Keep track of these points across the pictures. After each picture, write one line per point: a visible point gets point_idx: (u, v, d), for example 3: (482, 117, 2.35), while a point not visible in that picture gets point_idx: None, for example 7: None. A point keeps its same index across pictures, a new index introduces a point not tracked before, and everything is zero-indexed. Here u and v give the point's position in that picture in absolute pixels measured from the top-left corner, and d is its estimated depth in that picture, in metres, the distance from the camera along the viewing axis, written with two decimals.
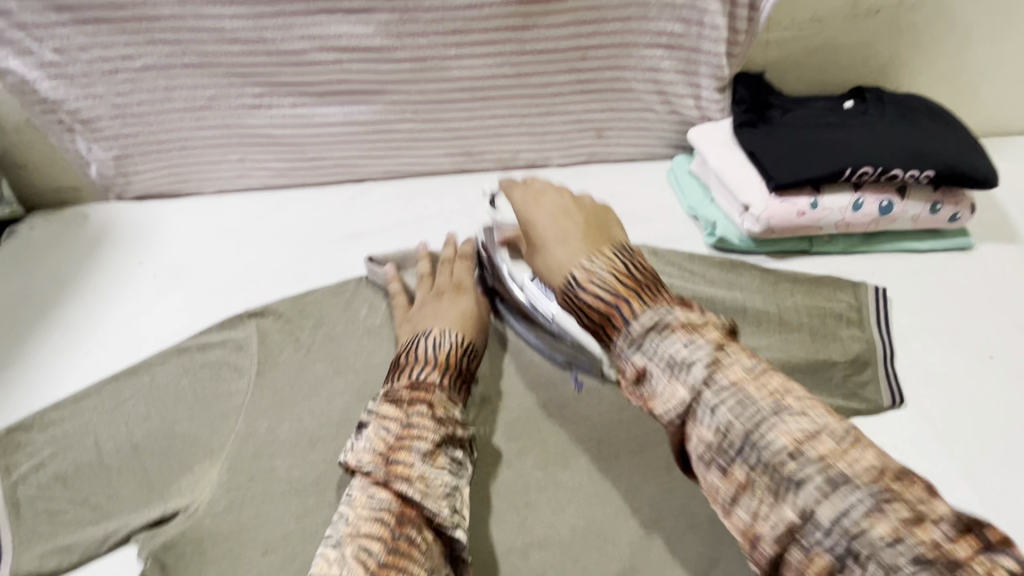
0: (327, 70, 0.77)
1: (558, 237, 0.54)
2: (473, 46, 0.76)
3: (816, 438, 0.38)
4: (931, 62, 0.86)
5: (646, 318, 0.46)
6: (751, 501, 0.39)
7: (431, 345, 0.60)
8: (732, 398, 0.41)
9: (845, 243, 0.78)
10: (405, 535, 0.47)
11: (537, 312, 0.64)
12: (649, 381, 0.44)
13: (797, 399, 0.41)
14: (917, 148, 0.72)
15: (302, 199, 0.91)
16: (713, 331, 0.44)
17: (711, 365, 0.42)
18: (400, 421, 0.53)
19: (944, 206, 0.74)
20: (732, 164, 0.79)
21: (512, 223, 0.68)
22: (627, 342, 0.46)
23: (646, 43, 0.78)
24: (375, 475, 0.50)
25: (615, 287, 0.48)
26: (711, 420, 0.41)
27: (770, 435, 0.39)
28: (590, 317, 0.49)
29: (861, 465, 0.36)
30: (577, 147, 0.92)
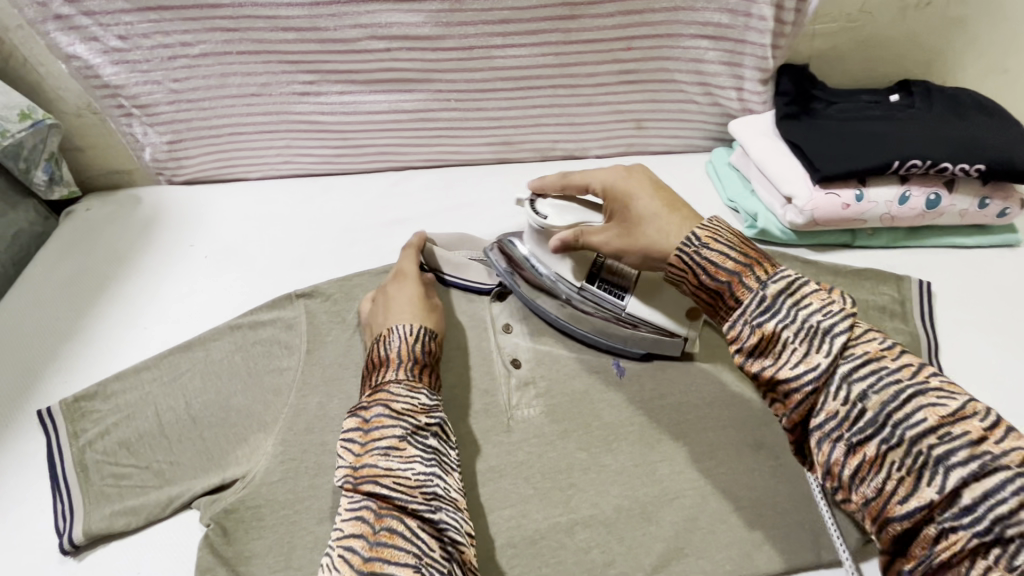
0: (376, 58, 0.79)
1: (662, 208, 0.56)
2: (520, 36, 0.77)
3: (962, 419, 0.39)
4: (980, 56, 0.85)
5: (777, 282, 0.47)
6: (885, 470, 0.40)
7: (387, 345, 0.61)
8: (870, 370, 0.42)
9: (889, 237, 0.77)
10: (383, 528, 0.46)
11: (592, 304, 0.64)
12: (778, 347, 0.45)
13: (915, 371, 0.42)
14: (969, 141, 0.71)
15: (346, 186, 0.93)
16: (846, 305, 0.45)
17: (848, 337, 0.43)
18: (361, 427, 0.54)
19: (993, 200, 0.74)
20: (775, 156, 0.79)
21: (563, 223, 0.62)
22: (752, 304, 0.47)
23: (691, 34, 0.78)
24: (348, 484, 0.50)
25: (739, 249, 0.49)
26: (844, 393, 0.42)
27: (909, 408, 0.40)
28: (712, 275, 0.50)
29: (983, 438, 0.38)
30: (616, 137, 0.92)
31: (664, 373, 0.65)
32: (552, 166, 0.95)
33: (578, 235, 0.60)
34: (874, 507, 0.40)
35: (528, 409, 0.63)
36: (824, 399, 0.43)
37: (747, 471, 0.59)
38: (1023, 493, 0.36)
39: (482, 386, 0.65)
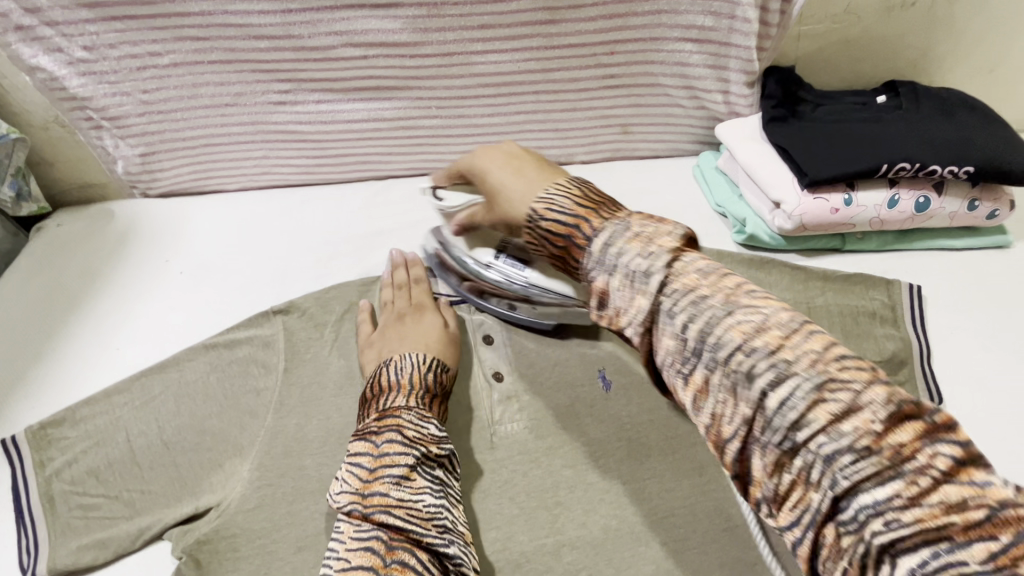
0: (352, 66, 0.77)
1: (517, 173, 0.52)
2: (500, 41, 0.75)
3: (765, 331, 0.34)
4: (967, 55, 0.84)
5: (606, 235, 0.43)
6: (714, 394, 0.36)
7: (395, 371, 0.60)
8: (688, 301, 0.37)
9: (878, 241, 0.76)
10: (395, 561, 0.45)
11: (501, 280, 0.64)
12: (610, 299, 0.41)
13: (734, 293, 0.37)
14: (957, 144, 0.70)
15: (326, 196, 0.91)
16: (669, 240, 0.41)
17: (666, 272, 0.38)
18: (370, 453, 0.52)
19: (982, 203, 0.72)
20: (763, 160, 0.77)
21: (457, 206, 0.65)
22: (590, 260, 0.43)
23: (675, 37, 0.76)
24: (354, 512, 0.48)
25: (573, 211, 0.45)
26: (674, 324, 0.38)
27: (722, 329, 0.35)
28: (553, 243, 0.46)
29: (789, 347, 0.33)
30: (601, 142, 0.91)
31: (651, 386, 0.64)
32: None
33: (471, 218, 0.62)
34: (712, 434, 0.36)
35: (512, 425, 0.61)
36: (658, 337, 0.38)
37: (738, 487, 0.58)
38: (811, 397, 0.31)
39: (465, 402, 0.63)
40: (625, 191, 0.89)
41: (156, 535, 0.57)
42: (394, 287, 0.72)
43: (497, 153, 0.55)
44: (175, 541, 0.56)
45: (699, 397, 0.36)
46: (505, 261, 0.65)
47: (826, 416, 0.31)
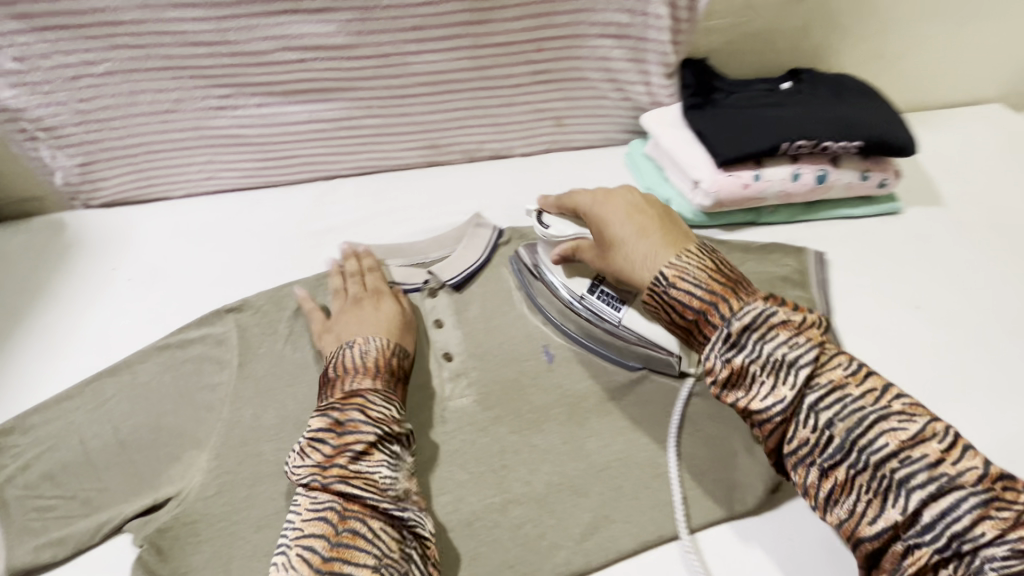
0: (290, 69, 0.79)
1: (640, 233, 0.61)
2: (433, 41, 0.79)
3: (905, 438, 0.46)
4: (857, 43, 0.93)
5: (742, 318, 0.52)
6: (855, 490, 0.47)
7: (357, 353, 0.64)
8: (836, 399, 0.49)
9: (787, 213, 0.84)
10: (348, 529, 0.49)
11: (593, 315, 0.69)
12: (750, 382, 0.51)
13: (878, 395, 0.48)
14: (847, 121, 0.78)
15: (274, 198, 0.93)
16: (812, 331, 0.52)
17: (813, 367, 0.50)
18: (334, 430, 0.55)
19: (873, 174, 0.81)
20: (682, 145, 0.85)
21: (564, 235, 0.70)
22: (722, 340, 0.53)
23: (596, 33, 0.82)
24: (312, 484, 0.51)
25: (708, 285, 0.55)
26: (811, 422, 0.49)
27: (872, 434, 0.47)
28: (682, 313, 0.56)
29: (942, 459, 0.45)
30: (538, 135, 0.96)
31: (591, 355, 0.70)
32: (480, 166, 0.98)
33: (575, 249, 0.69)
34: (847, 527, 0.47)
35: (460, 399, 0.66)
36: (797, 429, 0.50)
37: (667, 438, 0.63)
38: (978, 512, 0.43)
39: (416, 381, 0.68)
40: (561, 181, 0.95)
41: (115, 528, 0.58)
42: (345, 275, 0.75)
43: (622, 204, 0.65)
44: (134, 531, 0.58)
45: (836, 490, 0.48)
46: (598, 296, 0.68)
47: (992, 528, 0.42)
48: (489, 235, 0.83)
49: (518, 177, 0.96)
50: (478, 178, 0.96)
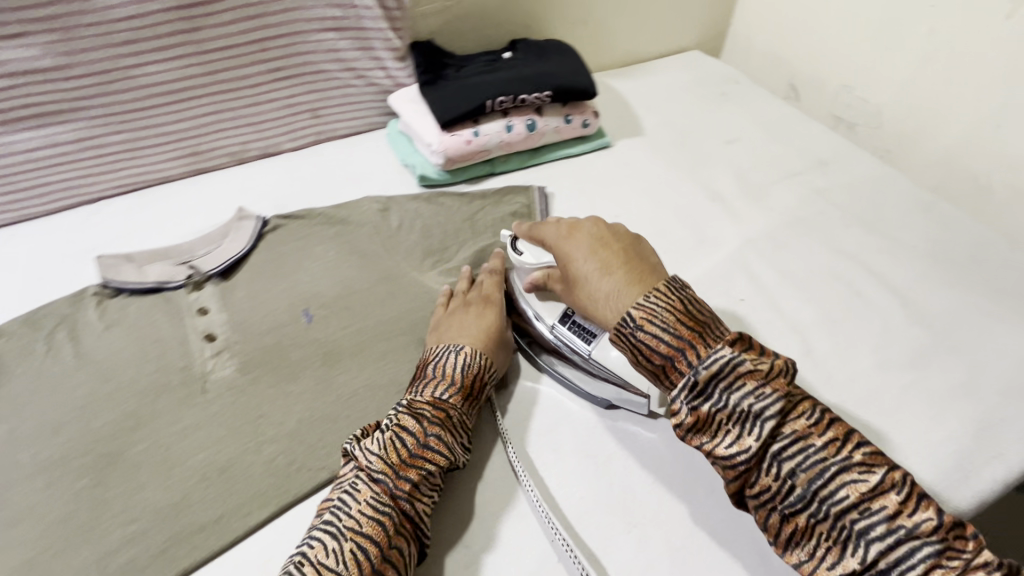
0: (4, 96, 0.80)
1: (602, 270, 0.65)
2: (152, 52, 0.85)
3: (879, 494, 0.50)
4: (558, 12, 1.11)
5: (708, 367, 0.54)
6: (815, 537, 0.51)
7: (460, 364, 0.66)
8: (798, 448, 0.52)
9: (517, 160, 0.98)
10: (393, 545, 0.54)
11: (562, 345, 0.72)
12: (711, 425, 0.55)
13: (838, 446, 0.52)
14: (539, 76, 0.94)
15: (30, 229, 0.91)
16: (780, 379, 0.55)
17: (776, 421, 0.53)
18: (416, 436, 0.59)
19: (574, 116, 0.98)
20: (418, 117, 0.97)
21: (537, 263, 0.75)
22: (687, 391, 0.55)
23: (315, 28, 0.92)
24: (384, 484, 0.56)
25: (674, 332, 0.57)
26: (775, 471, 0.52)
27: (835, 486, 0.50)
28: (650, 357, 0.58)
29: (897, 511, 0.49)
30: (300, 129, 1.03)
31: (347, 311, 0.79)
32: (251, 166, 1.03)
33: (546, 278, 0.73)
34: (807, 567, 0.51)
35: (221, 368, 0.72)
36: (759, 475, 0.53)
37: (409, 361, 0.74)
38: (930, 562, 0.47)
39: (181, 364, 0.73)
40: (328, 167, 1.03)
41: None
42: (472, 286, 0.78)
43: (585, 237, 0.68)
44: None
45: (796, 533, 0.52)
46: (565, 328, 0.72)
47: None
48: (253, 225, 0.89)
49: (288, 170, 1.02)
50: (248, 177, 1.00)
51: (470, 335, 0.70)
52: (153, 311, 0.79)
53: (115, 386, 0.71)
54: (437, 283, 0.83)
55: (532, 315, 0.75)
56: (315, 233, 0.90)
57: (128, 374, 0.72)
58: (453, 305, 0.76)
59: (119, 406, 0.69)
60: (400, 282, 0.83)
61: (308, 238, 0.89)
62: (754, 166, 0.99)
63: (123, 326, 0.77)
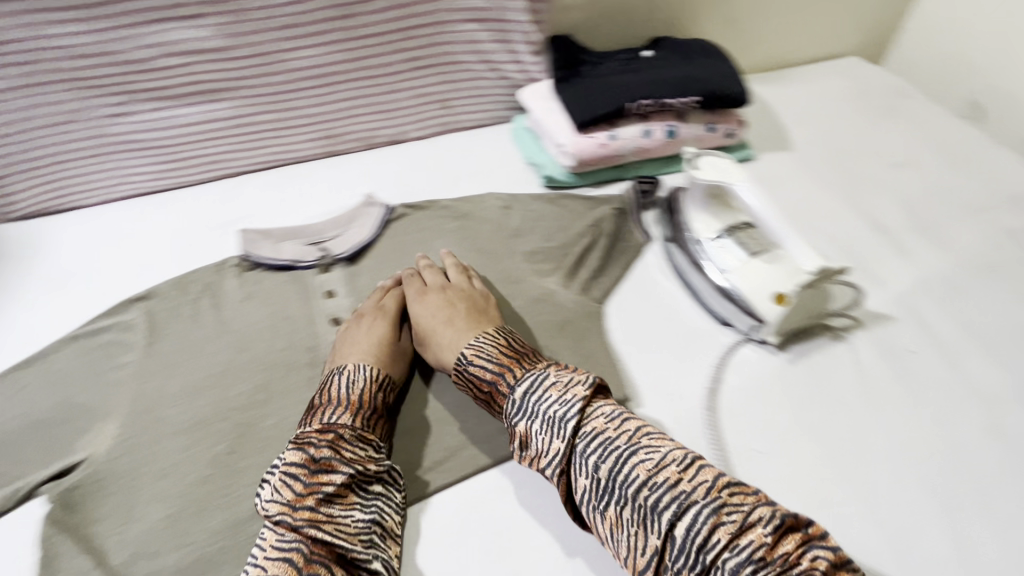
0: (176, 73, 0.86)
1: (447, 321, 0.70)
2: (305, 38, 0.87)
3: (690, 481, 0.51)
4: (710, 9, 1.02)
5: (523, 384, 0.60)
6: (659, 555, 0.49)
7: (345, 384, 0.64)
8: (598, 445, 0.54)
9: (651, 167, 0.92)
10: (319, 562, 0.52)
11: (704, 257, 0.75)
12: (532, 440, 0.58)
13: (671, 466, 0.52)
14: (687, 79, 0.87)
15: (182, 197, 0.98)
16: (579, 387, 0.58)
17: (579, 419, 0.56)
18: (307, 464, 0.56)
19: (719, 125, 0.90)
20: (549, 116, 0.94)
21: (710, 179, 0.73)
22: (512, 405, 0.59)
23: (459, 18, 0.91)
24: (284, 523, 0.53)
25: (497, 358, 0.63)
26: (585, 467, 0.54)
27: (662, 493, 0.50)
28: (479, 386, 0.64)
29: (728, 522, 0.48)
30: (429, 119, 1.03)
31: None
32: (379, 152, 1.04)
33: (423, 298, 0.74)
34: (631, 562, 0.51)
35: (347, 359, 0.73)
36: (576, 478, 0.55)
37: None
38: (714, 520, 0.48)
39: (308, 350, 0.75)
40: (452, 159, 1.02)
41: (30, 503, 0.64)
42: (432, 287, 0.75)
43: (439, 297, 0.73)
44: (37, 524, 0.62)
45: (616, 529, 0.53)
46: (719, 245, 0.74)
47: (725, 534, 0.47)
48: (380, 213, 0.89)
49: (414, 158, 1.03)
50: (375, 164, 1.02)
51: (362, 355, 0.67)
52: (285, 289, 0.82)
53: (249, 355, 0.74)
54: (555, 286, 0.78)
55: (698, 224, 0.77)
56: (436, 226, 0.89)
57: (259, 347, 0.75)
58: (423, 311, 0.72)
59: (253, 378, 0.72)
60: (518, 285, 0.79)
61: (428, 230, 0.89)
62: (925, 195, 0.86)
63: (258, 299, 0.81)
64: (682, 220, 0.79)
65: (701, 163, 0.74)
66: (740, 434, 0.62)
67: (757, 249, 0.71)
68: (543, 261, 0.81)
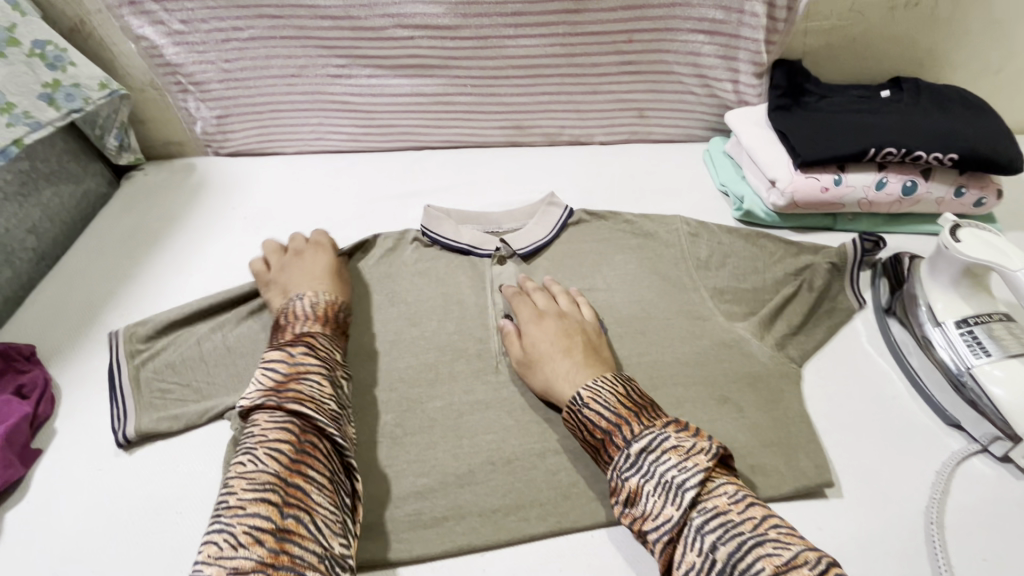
0: (399, 45, 0.88)
1: (566, 351, 0.64)
2: (528, 27, 0.86)
3: (793, 567, 0.43)
4: (974, 54, 0.88)
5: (640, 440, 0.53)
6: None
7: (308, 305, 0.68)
8: (718, 523, 0.47)
9: (869, 222, 0.82)
10: (308, 441, 0.53)
11: (939, 344, 0.64)
12: (641, 500, 0.50)
13: (756, 522, 0.47)
14: (945, 132, 0.75)
15: (371, 161, 1.03)
16: (703, 457, 0.50)
17: (698, 491, 0.48)
18: (287, 359, 0.59)
19: (969, 189, 0.77)
20: (762, 143, 0.84)
21: (972, 257, 0.62)
22: (625, 459, 0.53)
23: (688, 28, 0.85)
24: (272, 401, 0.54)
25: (615, 407, 0.56)
26: (697, 544, 0.47)
27: (750, 558, 0.44)
28: (593, 432, 0.56)
29: None
30: (620, 125, 0.99)
31: (643, 336, 0.72)
32: (559, 149, 1.02)
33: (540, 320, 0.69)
34: None
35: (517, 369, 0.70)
36: (683, 550, 0.47)
37: (708, 419, 0.64)
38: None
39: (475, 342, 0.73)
40: (636, 171, 0.97)
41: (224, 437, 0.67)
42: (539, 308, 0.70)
43: (555, 322, 0.68)
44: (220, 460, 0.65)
45: None
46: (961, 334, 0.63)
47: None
48: (560, 214, 0.87)
49: (595, 163, 1.00)
50: (555, 162, 1.00)
51: (317, 284, 0.73)
52: (459, 272, 0.82)
53: (419, 332, 0.75)
54: (748, 333, 0.70)
55: (935, 305, 0.66)
56: (616, 238, 0.85)
57: (430, 325, 0.75)
58: (542, 333, 0.67)
59: (422, 355, 0.72)
60: (703, 323, 0.73)
61: (609, 242, 0.85)
62: None
63: (431, 277, 0.81)
64: (911, 290, 0.69)
65: (961, 236, 0.64)
66: (972, 568, 0.52)
67: (1014, 349, 0.61)
68: (736, 303, 0.75)
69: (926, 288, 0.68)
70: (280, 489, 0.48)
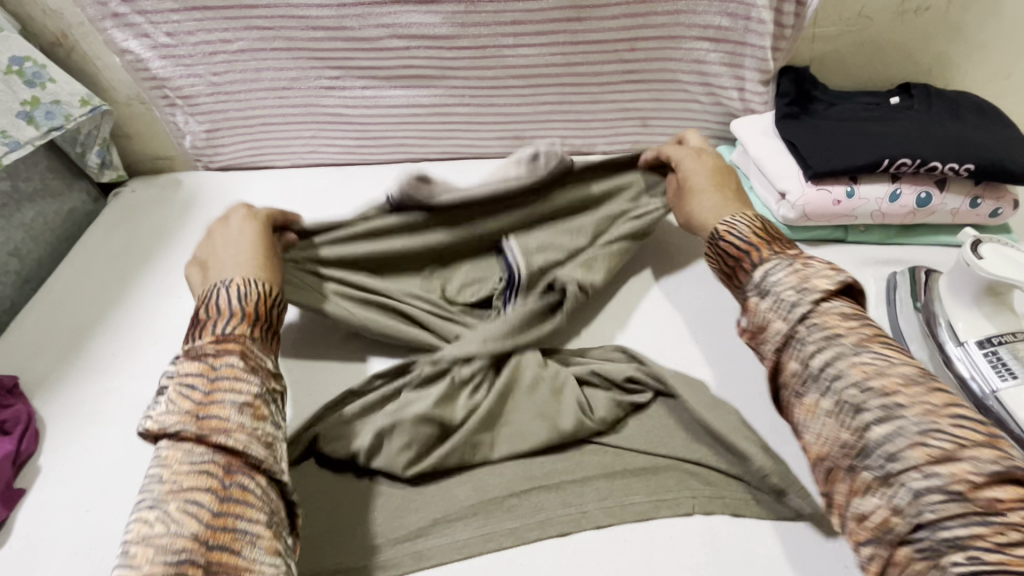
0: (394, 55, 0.85)
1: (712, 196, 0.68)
2: (528, 36, 0.83)
3: (883, 376, 0.47)
4: (984, 60, 0.86)
5: (772, 266, 0.57)
6: (822, 416, 0.49)
7: (233, 295, 0.56)
8: (820, 334, 0.51)
9: (880, 234, 0.80)
10: (234, 483, 0.47)
11: (963, 364, 0.62)
12: (759, 314, 0.55)
13: (862, 338, 0.50)
14: (960, 142, 0.73)
15: (366, 174, 1.00)
16: (824, 282, 0.53)
17: (810, 306, 0.52)
18: (215, 492, 0.45)
19: (984, 200, 0.75)
20: (771, 154, 0.81)
21: (993, 274, 0.61)
22: (752, 280, 0.57)
23: (693, 36, 0.83)
24: (185, 433, 0.48)
25: (750, 236, 0.60)
26: (798, 352, 0.52)
27: (842, 367, 0.49)
28: (728, 257, 0.61)
29: (898, 392, 0.46)
30: (622, 134, 0.96)
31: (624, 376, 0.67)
32: None
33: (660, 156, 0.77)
34: (815, 447, 0.50)
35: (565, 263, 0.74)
36: (787, 359, 0.53)
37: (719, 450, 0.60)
38: (915, 439, 0.44)
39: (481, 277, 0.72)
40: None
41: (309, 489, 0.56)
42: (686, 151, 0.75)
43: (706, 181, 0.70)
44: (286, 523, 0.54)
45: (810, 412, 0.51)
46: (989, 353, 0.61)
47: (925, 456, 0.43)
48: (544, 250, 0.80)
49: None
50: None
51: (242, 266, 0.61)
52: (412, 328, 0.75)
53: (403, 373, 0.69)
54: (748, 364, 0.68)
55: (955, 323, 0.64)
56: None
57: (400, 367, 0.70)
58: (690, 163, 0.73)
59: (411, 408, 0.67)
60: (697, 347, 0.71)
61: None
62: None
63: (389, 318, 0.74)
64: (928, 306, 0.68)
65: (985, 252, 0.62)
66: None
67: None
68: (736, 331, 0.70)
69: (946, 304, 0.66)
70: (202, 553, 0.43)
